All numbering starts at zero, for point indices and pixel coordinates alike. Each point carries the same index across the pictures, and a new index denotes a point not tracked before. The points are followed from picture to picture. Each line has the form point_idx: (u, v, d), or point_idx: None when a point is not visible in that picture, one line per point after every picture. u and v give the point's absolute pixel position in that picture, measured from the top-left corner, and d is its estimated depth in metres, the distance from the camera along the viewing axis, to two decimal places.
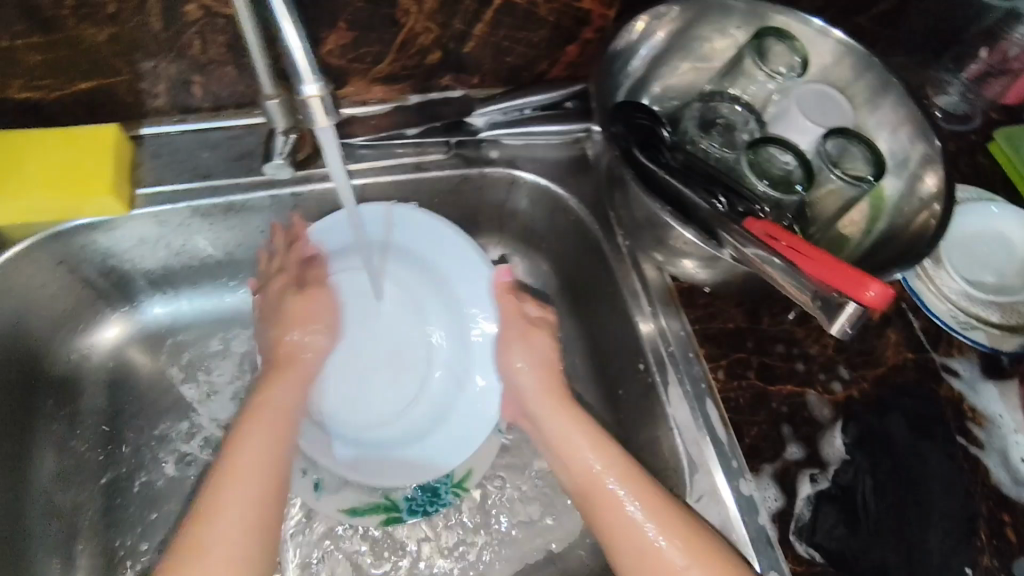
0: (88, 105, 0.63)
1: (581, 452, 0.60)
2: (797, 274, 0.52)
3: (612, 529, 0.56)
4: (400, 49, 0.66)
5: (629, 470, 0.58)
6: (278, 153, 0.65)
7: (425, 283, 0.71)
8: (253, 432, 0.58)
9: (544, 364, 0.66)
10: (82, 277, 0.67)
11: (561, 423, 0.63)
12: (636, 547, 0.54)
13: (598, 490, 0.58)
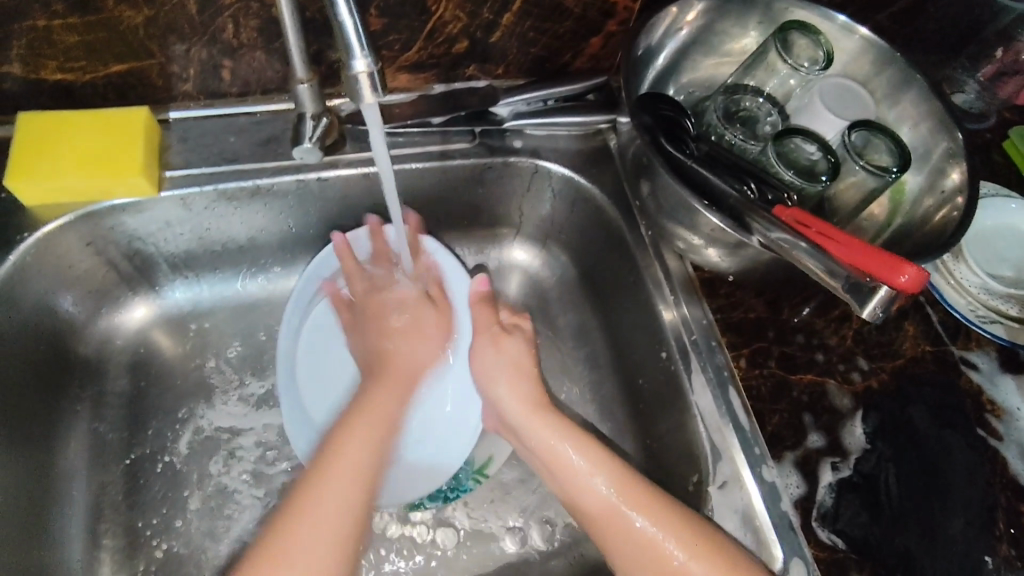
0: (118, 87, 0.63)
1: (584, 474, 0.59)
2: (831, 261, 0.53)
3: (619, 536, 0.56)
4: (428, 37, 0.66)
5: (626, 478, 0.58)
6: (307, 137, 0.63)
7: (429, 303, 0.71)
8: (332, 477, 0.56)
9: (516, 364, 0.67)
10: (107, 260, 0.67)
11: (551, 436, 0.62)
12: (642, 549, 0.55)
13: (600, 504, 0.58)
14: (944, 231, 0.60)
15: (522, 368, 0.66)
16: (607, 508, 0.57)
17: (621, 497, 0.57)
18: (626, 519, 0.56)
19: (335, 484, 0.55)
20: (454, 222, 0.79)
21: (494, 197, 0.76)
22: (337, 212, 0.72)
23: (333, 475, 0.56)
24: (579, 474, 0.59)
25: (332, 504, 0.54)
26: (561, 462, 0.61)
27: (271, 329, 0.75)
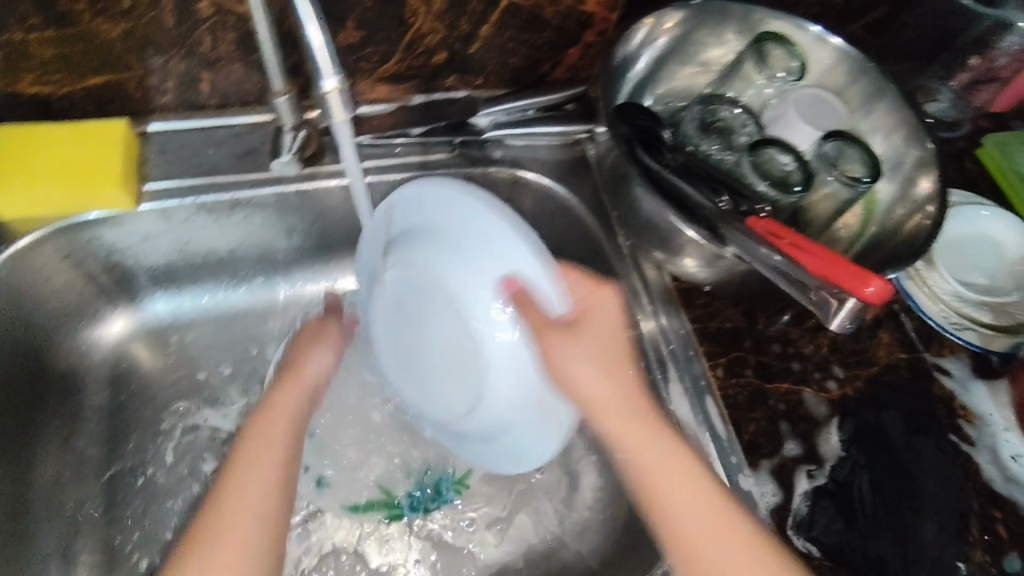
0: (96, 100, 0.63)
1: (650, 455, 0.57)
2: (799, 270, 0.55)
3: (669, 514, 0.55)
4: (407, 48, 0.67)
5: (677, 464, 0.56)
6: (286, 149, 0.65)
7: (452, 257, 0.61)
8: (232, 509, 0.52)
9: (603, 355, 0.59)
10: (86, 273, 0.67)
11: (624, 405, 0.58)
12: (692, 540, 0.54)
13: (636, 479, 0.58)
14: (914, 242, 0.61)
15: (617, 364, 0.59)
16: (668, 484, 0.56)
17: (687, 493, 0.55)
18: (684, 507, 0.55)
19: (253, 467, 0.55)
20: None
21: None
22: (318, 224, 0.73)
23: (249, 460, 0.55)
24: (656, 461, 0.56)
25: (254, 486, 0.54)
26: (636, 429, 0.58)
27: (252, 339, 0.75)
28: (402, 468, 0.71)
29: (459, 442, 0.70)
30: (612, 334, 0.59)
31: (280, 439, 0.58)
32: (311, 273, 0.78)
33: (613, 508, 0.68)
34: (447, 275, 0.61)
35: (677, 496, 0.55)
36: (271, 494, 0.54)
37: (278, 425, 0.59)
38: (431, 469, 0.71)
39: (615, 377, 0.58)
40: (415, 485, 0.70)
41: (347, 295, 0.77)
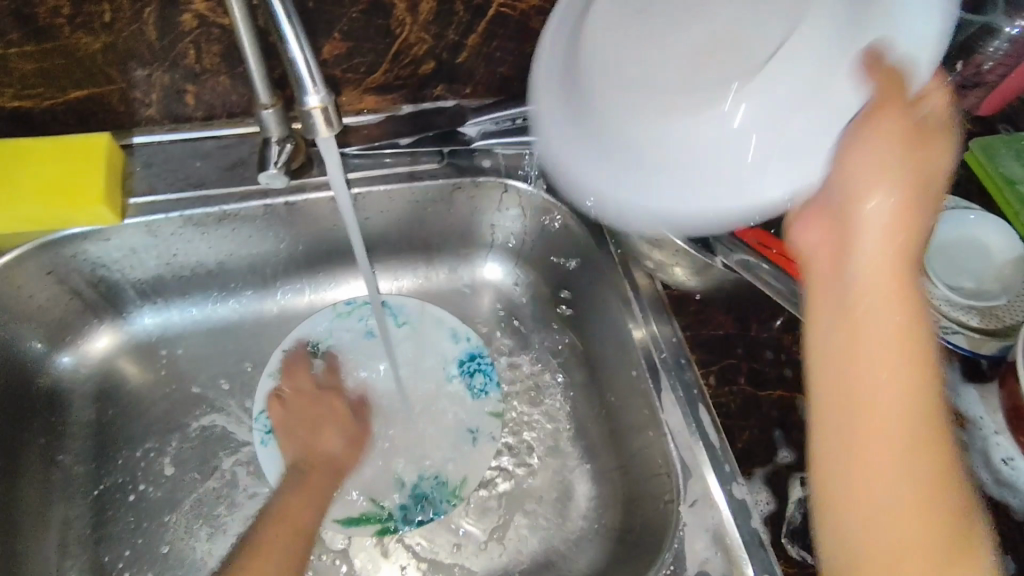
0: (79, 113, 0.62)
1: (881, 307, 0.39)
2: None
3: (841, 448, 0.39)
4: (394, 59, 0.66)
5: (898, 374, 0.38)
6: (273, 162, 0.62)
7: (836, 21, 0.50)
8: None
9: (914, 181, 0.42)
10: (71, 288, 0.66)
11: (883, 336, 0.39)
12: (852, 484, 0.39)
13: (841, 367, 0.40)
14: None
15: (916, 212, 0.41)
16: (869, 433, 0.38)
17: (914, 478, 0.37)
18: (883, 483, 0.38)
19: (285, 541, 0.57)
20: (425, 245, 0.79)
21: (466, 218, 0.76)
22: (307, 236, 0.72)
23: (282, 534, 0.58)
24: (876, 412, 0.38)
25: None
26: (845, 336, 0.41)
27: (242, 352, 0.74)
28: (396, 479, 0.70)
29: (600, 179, 0.56)
30: (927, 168, 0.42)
31: (309, 523, 0.60)
32: (302, 285, 0.77)
33: (607, 518, 0.67)
34: (817, 44, 0.50)
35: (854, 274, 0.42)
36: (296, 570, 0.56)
37: (308, 509, 0.61)
38: (424, 480, 0.70)
39: (886, 322, 0.39)
40: (409, 497, 0.69)
41: (337, 306, 0.77)
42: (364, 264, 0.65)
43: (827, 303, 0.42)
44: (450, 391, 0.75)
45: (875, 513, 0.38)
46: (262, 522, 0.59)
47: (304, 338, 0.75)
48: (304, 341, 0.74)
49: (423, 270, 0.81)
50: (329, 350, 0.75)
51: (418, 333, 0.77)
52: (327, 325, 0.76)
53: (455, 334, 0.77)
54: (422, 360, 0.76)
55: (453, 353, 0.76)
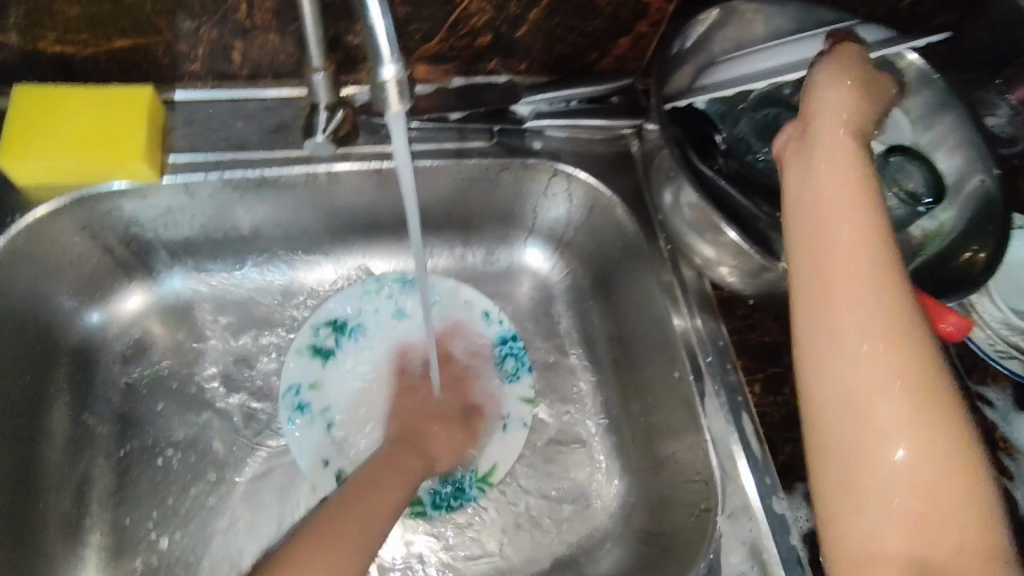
0: (121, 63, 0.60)
1: (836, 199, 0.43)
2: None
3: (823, 350, 0.40)
4: (451, 28, 0.63)
5: (866, 259, 0.41)
6: (320, 129, 0.62)
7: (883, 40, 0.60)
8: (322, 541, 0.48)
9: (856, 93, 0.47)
10: (103, 245, 0.64)
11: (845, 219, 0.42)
12: (847, 407, 0.39)
13: (816, 257, 0.43)
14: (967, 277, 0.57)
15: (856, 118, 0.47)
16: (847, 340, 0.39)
17: (914, 390, 0.38)
18: (878, 393, 0.38)
19: (359, 527, 0.51)
20: (465, 225, 0.76)
21: (510, 200, 0.74)
22: (348, 210, 0.70)
23: (351, 523, 0.51)
24: (862, 321, 0.39)
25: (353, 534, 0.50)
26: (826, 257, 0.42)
27: (271, 322, 0.72)
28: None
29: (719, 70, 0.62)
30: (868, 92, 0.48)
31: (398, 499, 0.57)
32: (334, 256, 0.75)
33: (635, 519, 0.66)
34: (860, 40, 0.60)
35: (816, 167, 0.45)
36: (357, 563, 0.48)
37: (387, 500, 0.55)
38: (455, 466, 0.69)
39: (849, 219, 0.42)
40: (439, 482, 0.68)
41: (365, 282, 0.75)
42: (416, 241, 0.62)
43: (805, 220, 0.44)
44: (482, 375, 0.73)
45: (876, 450, 0.37)
46: (336, 502, 0.53)
47: (333, 315, 0.73)
48: (334, 318, 0.73)
49: (459, 249, 0.78)
50: (357, 328, 0.73)
51: (451, 315, 0.75)
52: (357, 300, 0.74)
53: (488, 316, 0.75)
54: (453, 342, 0.74)
55: (485, 336, 0.74)
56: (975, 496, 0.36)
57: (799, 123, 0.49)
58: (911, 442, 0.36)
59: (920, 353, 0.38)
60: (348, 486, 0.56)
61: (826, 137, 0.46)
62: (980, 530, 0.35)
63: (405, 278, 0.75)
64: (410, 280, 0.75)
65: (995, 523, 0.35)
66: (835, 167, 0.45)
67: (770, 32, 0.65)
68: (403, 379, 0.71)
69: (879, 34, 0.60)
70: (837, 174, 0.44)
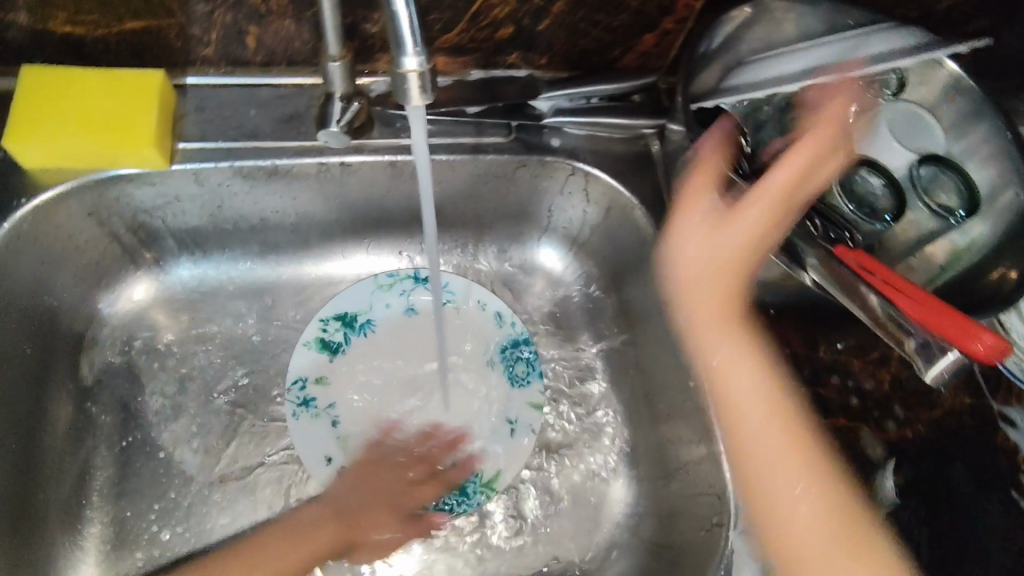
0: (133, 46, 0.58)
1: (709, 329, 0.57)
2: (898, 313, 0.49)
3: (749, 446, 0.55)
4: (472, 19, 0.61)
5: (735, 366, 0.56)
6: (334, 120, 0.59)
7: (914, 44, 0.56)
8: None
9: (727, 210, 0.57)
10: (110, 232, 0.63)
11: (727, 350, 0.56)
12: (761, 504, 0.53)
13: (711, 374, 0.57)
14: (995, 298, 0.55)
15: (722, 224, 0.56)
16: (748, 451, 0.55)
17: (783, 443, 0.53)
18: (782, 487, 0.52)
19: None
20: (478, 222, 0.75)
21: (526, 198, 0.72)
22: (359, 203, 0.68)
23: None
24: (761, 431, 0.54)
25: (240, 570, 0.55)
26: (706, 363, 0.57)
27: (278, 314, 0.71)
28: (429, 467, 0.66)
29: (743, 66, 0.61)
30: (768, 185, 0.55)
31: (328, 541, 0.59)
32: (343, 250, 0.73)
33: (643, 529, 0.65)
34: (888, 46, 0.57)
35: (697, 292, 0.57)
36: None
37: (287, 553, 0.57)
38: (459, 469, 0.66)
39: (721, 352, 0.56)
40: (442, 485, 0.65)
41: (378, 277, 0.73)
42: (431, 234, 0.60)
43: (706, 343, 0.57)
44: (490, 378, 0.71)
45: (776, 494, 0.53)
46: (238, 554, 0.57)
47: (341, 309, 0.71)
48: (342, 312, 0.71)
49: (471, 247, 0.77)
50: (367, 323, 0.71)
51: (463, 315, 0.73)
52: (366, 295, 0.72)
53: (500, 317, 0.73)
54: (462, 342, 0.72)
55: (496, 338, 0.72)
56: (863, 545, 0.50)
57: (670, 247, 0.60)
58: (808, 520, 0.51)
59: (789, 436, 0.54)
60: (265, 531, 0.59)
61: (697, 247, 0.58)
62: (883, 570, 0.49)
63: (419, 276, 0.73)
64: (423, 277, 0.73)
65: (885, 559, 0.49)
66: (706, 292, 0.57)
67: (802, 33, 0.62)
68: (376, 454, 0.66)
69: (915, 33, 0.56)
70: (710, 294, 0.57)
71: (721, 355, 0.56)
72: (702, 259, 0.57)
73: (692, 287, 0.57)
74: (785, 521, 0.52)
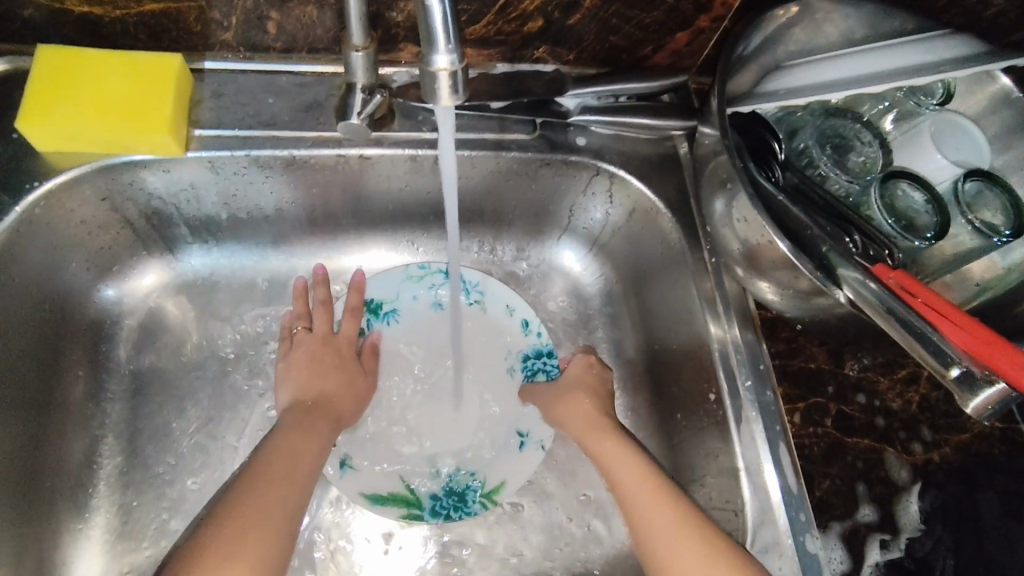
0: (151, 28, 0.56)
1: (566, 409, 0.63)
2: (943, 340, 0.46)
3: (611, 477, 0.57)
4: (501, 11, 0.59)
5: (597, 424, 0.61)
6: (355, 111, 0.57)
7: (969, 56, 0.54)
8: (234, 516, 0.48)
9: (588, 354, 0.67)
10: (123, 217, 0.62)
11: (582, 415, 0.62)
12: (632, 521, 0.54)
13: (579, 431, 0.62)
14: None
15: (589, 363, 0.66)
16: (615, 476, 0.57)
17: (645, 496, 0.54)
18: (639, 502, 0.54)
19: (275, 507, 0.50)
20: (497, 218, 0.73)
21: (548, 196, 0.70)
22: (376, 196, 0.67)
23: (274, 488, 0.52)
24: (621, 463, 0.57)
25: (268, 499, 0.50)
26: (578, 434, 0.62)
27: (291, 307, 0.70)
28: (431, 462, 0.66)
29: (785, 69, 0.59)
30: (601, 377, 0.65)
31: (312, 466, 0.56)
32: (358, 242, 0.72)
33: None
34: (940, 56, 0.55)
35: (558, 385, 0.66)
36: (278, 535, 0.49)
37: (298, 464, 0.55)
38: (462, 473, 0.65)
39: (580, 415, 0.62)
40: (443, 488, 0.65)
41: (409, 268, 0.71)
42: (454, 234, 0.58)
43: (572, 417, 0.63)
44: (509, 384, 0.69)
45: (658, 539, 0.52)
46: (253, 469, 0.53)
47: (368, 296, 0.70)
48: (368, 299, 0.70)
49: (489, 243, 0.75)
50: (392, 312, 0.71)
51: (489, 316, 0.71)
52: (395, 285, 0.71)
53: (527, 325, 0.71)
54: (484, 343, 0.71)
55: (519, 345, 0.71)
56: (707, 538, 0.51)
57: (553, 384, 0.66)
58: (658, 525, 0.52)
59: (633, 467, 0.56)
60: (264, 444, 0.56)
61: (568, 381, 0.65)
62: (725, 557, 0.49)
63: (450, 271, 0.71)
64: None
65: (724, 549, 0.50)
66: (572, 378, 0.65)
67: (844, 36, 0.60)
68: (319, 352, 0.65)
69: (962, 47, 0.55)
70: (576, 387, 0.64)
71: (582, 420, 0.62)
72: (581, 384, 0.64)
73: (563, 390, 0.65)
74: (646, 532, 0.53)
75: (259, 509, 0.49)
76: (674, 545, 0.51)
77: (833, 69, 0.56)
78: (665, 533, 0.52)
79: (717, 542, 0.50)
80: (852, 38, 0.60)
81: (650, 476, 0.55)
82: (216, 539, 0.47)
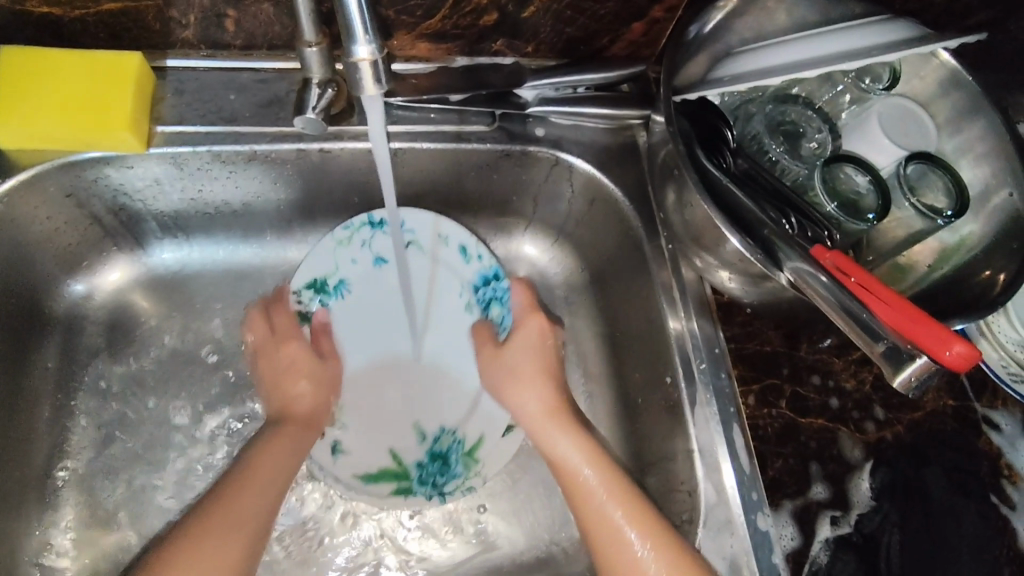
0: (111, 27, 0.57)
1: (513, 390, 0.63)
2: (873, 319, 0.47)
3: (557, 468, 0.58)
4: (454, 5, 0.60)
5: (550, 404, 0.62)
6: (311, 106, 0.57)
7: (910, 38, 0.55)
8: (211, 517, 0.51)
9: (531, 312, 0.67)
10: (90, 214, 0.63)
11: (526, 398, 0.62)
12: (580, 512, 0.55)
13: (526, 412, 0.62)
14: (984, 296, 0.53)
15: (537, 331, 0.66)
16: (563, 466, 0.58)
17: (597, 488, 0.55)
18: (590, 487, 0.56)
19: (250, 505, 0.53)
20: (463, 208, 0.74)
21: (510, 187, 0.71)
22: (342, 189, 0.68)
23: (251, 487, 0.54)
24: (571, 456, 0.58)
25: (246, 498, 0.53)
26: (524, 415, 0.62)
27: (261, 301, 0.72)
28: (416, 431, 0.67)
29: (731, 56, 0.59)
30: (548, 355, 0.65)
31: (293, 463, 0.58)
32: (325, 234, 0.73)
33: None
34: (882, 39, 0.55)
35: (504, 356, 0.66)
36: (260, 535, 0.53)
37: (277, 465, 0.57)
38: (444, 437, 0.67)
39: (528, 395, 0.63)
40: (426, 455, 0.66)
41: (335, 232, 0.68)
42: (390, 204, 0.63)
43: (518, 395, 0.63)
44: (467, 323, 0.71)
45: (608, 527, 0.53)
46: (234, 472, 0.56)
47: (307, 275, 0.68)
48: (312, 279, 0.68)
49: None
50: (341, 284, 0.69)
51: (429, 255, 0.71)
52: (329, 254, 0.68)
53: (465, 251, 0.70)
54: (438, 292, 0.71)
55: (466, 276, 0.71)
56: (648, 524, 0.53)
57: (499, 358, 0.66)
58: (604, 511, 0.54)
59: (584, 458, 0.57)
60: (249, 449, 0.58)
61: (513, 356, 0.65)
62: (660, 537, 0.52)
63: (375, 221, 0.68)
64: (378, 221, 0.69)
65: (664, 531, 0.52)
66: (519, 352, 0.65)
67: (795, 23, 0.61)
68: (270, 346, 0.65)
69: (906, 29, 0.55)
70: (524, 363, 0.64)
71: (526, 403, 0.62)
72: (523, 361, 0.64)
73: (511, 362, 0.65)
74: (596, 517, 0.54)
75: (234, 511, 0.52)
76: (618, 521, 0.53)
77: (779, 54, 0.56)
78: (614, 518, 0.53)
79: (653, 523, 0.53)
80: (802, 25, 0.61)
81: (602, 467, 0.57)
82: (200, 540, 0.49)
